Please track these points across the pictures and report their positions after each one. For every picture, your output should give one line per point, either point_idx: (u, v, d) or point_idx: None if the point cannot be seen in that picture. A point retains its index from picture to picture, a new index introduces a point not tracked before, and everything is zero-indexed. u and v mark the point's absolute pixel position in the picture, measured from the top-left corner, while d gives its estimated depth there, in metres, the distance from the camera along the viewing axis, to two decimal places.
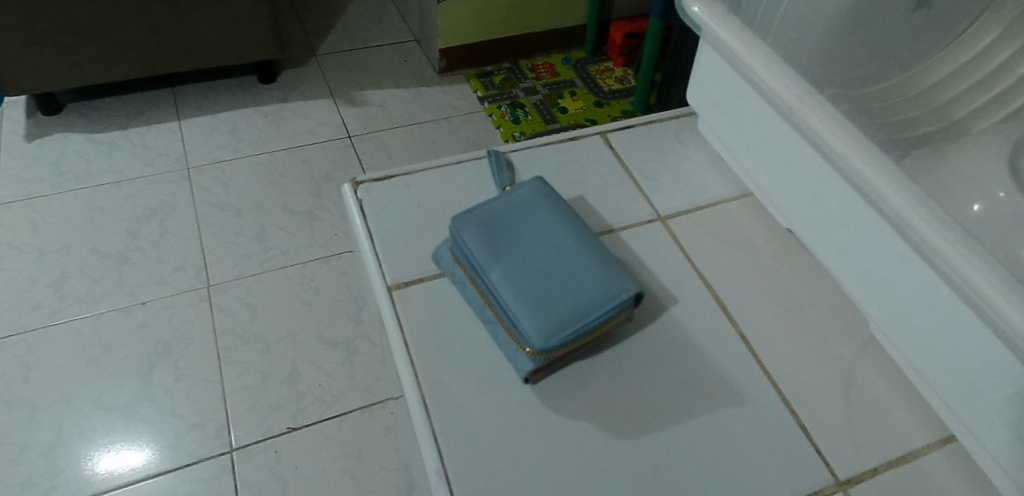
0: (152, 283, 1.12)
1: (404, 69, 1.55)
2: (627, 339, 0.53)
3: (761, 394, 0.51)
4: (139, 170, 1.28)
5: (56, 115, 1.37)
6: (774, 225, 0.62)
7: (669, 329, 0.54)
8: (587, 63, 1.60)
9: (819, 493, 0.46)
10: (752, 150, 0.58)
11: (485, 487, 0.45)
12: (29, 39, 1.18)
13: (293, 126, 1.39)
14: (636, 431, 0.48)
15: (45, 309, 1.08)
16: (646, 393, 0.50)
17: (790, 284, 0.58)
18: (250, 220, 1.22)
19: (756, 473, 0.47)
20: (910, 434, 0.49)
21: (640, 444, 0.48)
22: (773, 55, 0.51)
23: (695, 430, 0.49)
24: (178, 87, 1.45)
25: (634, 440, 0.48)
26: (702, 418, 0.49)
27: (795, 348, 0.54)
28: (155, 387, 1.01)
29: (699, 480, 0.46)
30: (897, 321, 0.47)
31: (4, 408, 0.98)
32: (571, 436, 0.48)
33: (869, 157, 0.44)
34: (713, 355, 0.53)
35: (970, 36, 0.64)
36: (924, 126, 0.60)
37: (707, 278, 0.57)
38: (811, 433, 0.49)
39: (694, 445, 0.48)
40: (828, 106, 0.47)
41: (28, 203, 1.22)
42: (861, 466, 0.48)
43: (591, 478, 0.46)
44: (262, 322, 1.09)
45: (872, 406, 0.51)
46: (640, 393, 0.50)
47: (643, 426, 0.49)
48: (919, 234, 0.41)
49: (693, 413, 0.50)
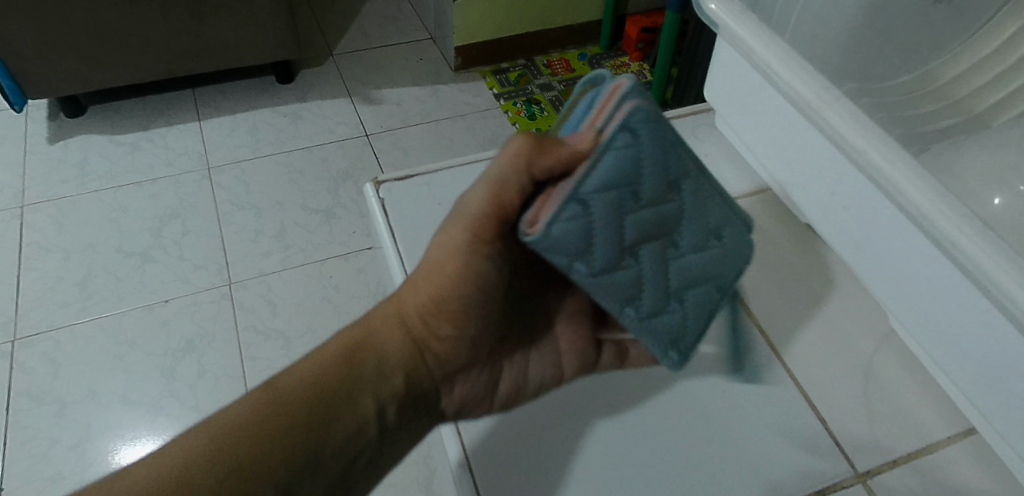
0: (175, 281, 1.14)
1: (420, 67, 1.56)
2: None
3: (781, 387, 0.51)
4: (161, 170, 1.30)
5: (80, 118, 1.40)
6: (792, 220, 0.62)
7: None
8: (603, 59, 1.60)
9: (839, 484, 0.47)
10: (770, 145, 0.58)
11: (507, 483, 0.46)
12: (55, 43, 1.21)
13: (311, 125, 1.41)
14: (661, 423, 0.49)
15: (72, 308, 1.11)
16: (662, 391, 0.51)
17: (809, 278, 0.58)
18: (270, 218, 1.24)
19: (776, 464, 0.47)
20: (932, 426, 0.50)
21: (659, 438, 0.48)
22: (790, 49, 0.51)
23: (715, 422, 0.49)
24: (198, 87, 1.47)
25: (653, 432, 0.49)
26: (722, 410, 0.50)
27: (815, 341, 0.54)
28: (179, 383, 1.03)
29: (718, 470, 0.47)
30: (918, 314, 0.47)
31: (34, 404, 1.00)
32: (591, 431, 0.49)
33: (887, 150, 0.44)
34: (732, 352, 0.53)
35: (992, 28, 0.63)
36: (938, 120, 0.61)
37: None
38: (831, 426, 0.49)
39: (716, 437, 0.49)
40: (846, 101, 0.47)
41: (54, 204, 1.25)
42: (882, 458, 0.48)
43: (612, 469, 0.47)
44: (282, 319, 1.10)
45: (894, 399, 0.51)
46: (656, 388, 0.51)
47: (659, 420, 0.49)
48: (938, 227, 0.40)
49: (714, 406, 0.50)
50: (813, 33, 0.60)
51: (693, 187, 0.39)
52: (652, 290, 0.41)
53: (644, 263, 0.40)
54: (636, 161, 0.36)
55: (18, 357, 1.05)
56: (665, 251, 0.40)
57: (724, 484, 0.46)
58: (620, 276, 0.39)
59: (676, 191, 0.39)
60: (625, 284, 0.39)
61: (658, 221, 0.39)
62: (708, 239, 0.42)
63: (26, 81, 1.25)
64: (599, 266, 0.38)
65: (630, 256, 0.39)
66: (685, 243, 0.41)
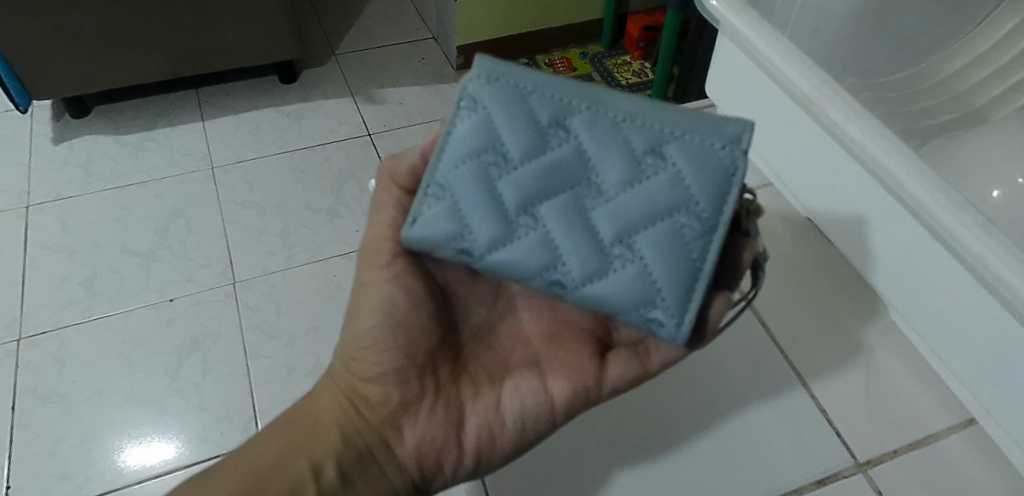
0: (179, 280, 1.15)
1: (422, 66, 1.57)
2: None
3: (787, 384, 0.54)
4: (165, 170, 1.31)
5: (84, 118, 1.40)
6: (793, 215, 0.63)
7: None
8: (604, 57, 1.61)
9: (840, 474, 0.51)
10: (771, 140, 0.58)
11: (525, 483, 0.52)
12: (59, 43, 1.22)
13: (313, 125, 1.42)
14: (676, 423, 0.53)
15: (77, 307, 1.11)
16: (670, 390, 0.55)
17: (810, 276, 0.60)
18: (274, 217, 1.25)
19: (782, 458, 0.51)
20: (933, 417, 0.53)
21: (665, 437, 0.53)
22: (791, 45, 0.52)
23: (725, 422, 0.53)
24: (201, 87, 1.48)
25: (658, 431, 0.53)
26: (732, 410, 0.54)
27: (814, 338, 0.56)
28: (184, 381, 1.03)
29: (728, 462, 0.51)
30: (918, 306, 0.48)
31: (40, 402, 1.01)
32: (598, 435, 0.53)
33: (887, 144, 0.44)
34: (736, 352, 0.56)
35: (989, 24, 0.64)
36: (937, 115, 0.62)
37: None
38: (834, 420, 0.53)
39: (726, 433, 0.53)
40: (846, 96, 0.48)
41: (59, 204, 1.25)
42: (881, 449, 0.51)
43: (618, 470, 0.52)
44: (287, 318, 1.11)
45: (893, 392, 0.54)
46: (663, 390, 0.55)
47: (669, 419, 0.53)
48: (938, 220, 0.41)
49: (724, 406, 0.54)
50: (815, 28, 0.61)
51: (583, 120, 0.45)
52: (584, 238, 0.44)
53: (550, 217, 0.45)
54: (490, 124, 0.46)
55: (24, 356, 1.06)
56: (586, 195, 0.45)
57: (732, 477, 0.51)
58: (530, 235, 0.45)
59: (562, 128, 0.46)
60: (540, 240, 0.45)
61: (551, 165, 0.45)
62: (637, 159, 0.45)
63: (31, 81, 1.26)
64: (491, 236, 0.45)
65: (528, 216, 0.45)
66: (607, 172, 0.45)
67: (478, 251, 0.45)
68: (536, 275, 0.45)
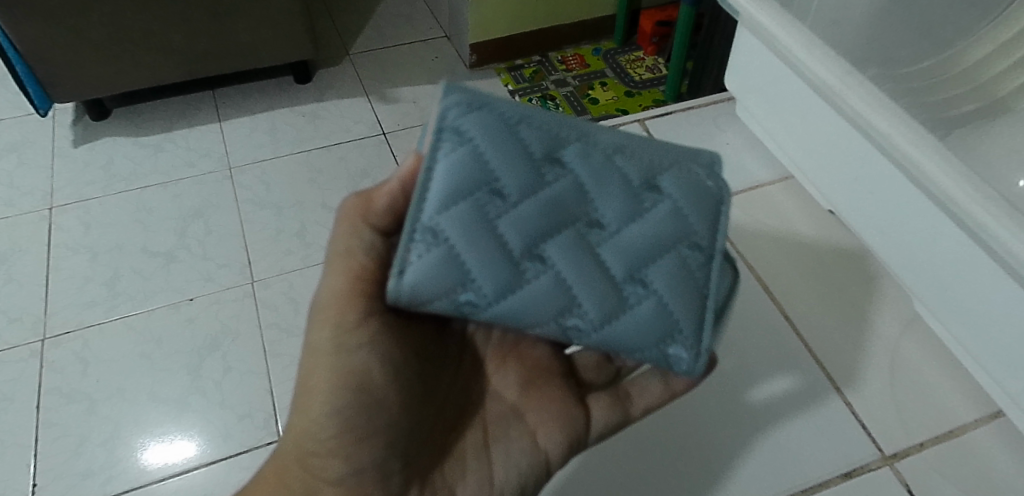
0: (199, 279, 1.16)
1: (435, 65, 1.57)
2: None
3: (817, 384, 0.58)
4: (184, 171, 1.33)
5: (104, 120, 1.42)
6: (813, 207, 0.68)
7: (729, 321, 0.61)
8: (617, 54, 1.60)
9: (868, 466, 0.54)
10: (791, 132, 0.58)
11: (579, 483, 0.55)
12: (77, 46, 1.23)
13: (329, 125, 1.43)
14: (714, 431, 0.56)
15: (100, 306, 1.13)
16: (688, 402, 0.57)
17: (838, 276, 0.64)
18: (291, 217, 1.26)
19: (812, 453, 0.54)
20: (959, 411, 0.56)
21: (693, 445, 0.56)
22: (811, 35, 0.51)
23: (761, 426, 0.56)
24: (218, 88, 1.49)
25: (690, 442, 0.56)
26: (766, 414, 0.57)
27: (836, 328, 0.60)
28: (205, 380, 1.05)
29: (759, 461, 0.54)
30: (944, 296, 0.47)
31: (64, 401, 1.03)
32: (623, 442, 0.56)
33: (912, 135, 0.44)
34: (764, 347, 0.60)
35: (1013, 13, 0.62)
36: (963, 105, 0.61)
37: (759, 272, 0.64)
38: (859, 413, 0.56)
39: (764, 442, 0.55)
40: (869, 86, 0.47)
41: (81, 205, 1.27)
42: (908, 442, 0.54)
43: (658, 483, 0.54)
44: (305, 316, 1.11)
45: (919, 386, 0.57)
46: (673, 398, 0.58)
47: (695, 422, 0.57)
48: (963, 209, 0.41)
49: (760, 411, 0.57)
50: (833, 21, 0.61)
51: (578, 153, 0.43)
52: (695, 308, 0.43)
53: (559, 258, 0.42)
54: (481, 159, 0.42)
55: (48, 356, 1.07)
56: (587, 231, 0.43)
57: (767, 476, 0.54)
58: (541, 280, 0.41)
59: (559, 163, 0.43)
60: (444, 257, 0.40)
61: (551, 203, 0.42)
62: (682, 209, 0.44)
63: (50, 84, 1.27)
64: (499, 285, 0.41)
65: (535, 261, 0.42)
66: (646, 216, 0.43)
67: (485, 303, 0.41)
68: (651, 346, 0.42)
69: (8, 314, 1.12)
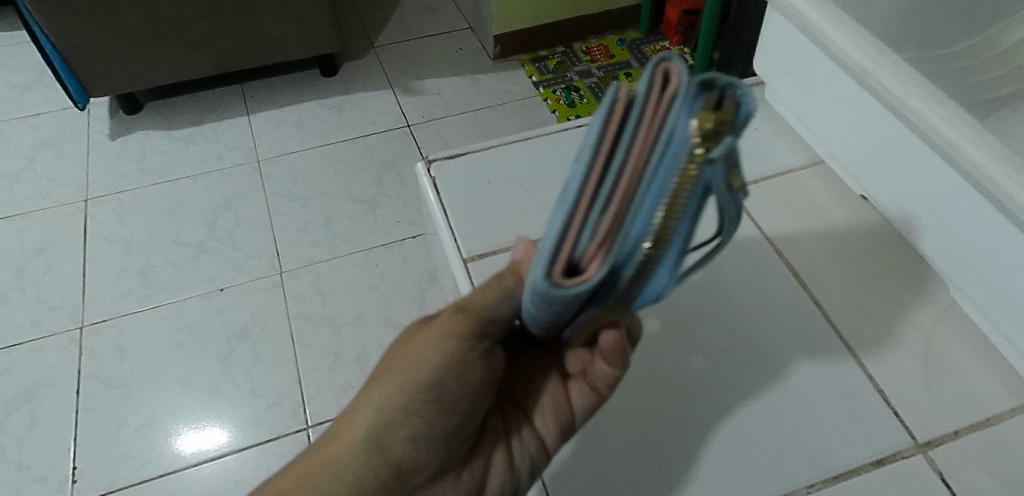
0: (229, 270, 1.18)
1: (459, 57, 1.57)
2: (721, 304, 0.54)
3: (844, 365, 0.51)
4: (213, 164, 1.35)
5: (136, 114, 1.45)
6: (845, 191, 0.62)
7: (748, 296, 0.55)
8: (642, 44, 1.59)
9: (898, 455, 0.47)
10: (822, 116, 0.57)
11: (570, 479, 0.47)
12: (110, 41, 1.25)
13: (355, 117, 1.44)
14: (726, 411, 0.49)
15: (134, 296, 1.15)
16: (697, 387, 0.50)
17: (866, 254, 0.57)
18: (318, 208, 1.27)
19: (836, 441, 0.47)
20: (996, 396, 0.49)
21: (703, 427, 0.48)
22: (844, 17, 0.50)
23: (778, 407, 0.49)
24: (246, 81, 1.51)
25: (699, 421, 0.49)
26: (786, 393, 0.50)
27: (872, 318, 0.53)
28: (235, 368, 1.07)
29: (776, 446, 0.47)
30: (982, 284, 0.46)
31: (101, 387, 1.06)
32: (630, 431, 0.48)
33: (950, 116, 0.43)
34: (786, 324, 0.53)
35: None
36: (1003, 87, 0.52)
37: (779, 246, 0.58)
38: (889, 397, 0.49)
39: (781, 426, 0.48)
40: (904, 66, 0.46)
41: (115, 197, 1.30)
42: (941, 429, 0.48)
43: (673, 471, 0.47)
44: (332, 306, 1.13)
45: (953, 370, 0.51)
46: (687, 380, 0.50)
47: (703, 407, 0.49)
48: (1003, 190, 0.39)
49: (780, 391, 0.50)
50: None
51: None
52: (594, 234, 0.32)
53: None
54: None
55: (86, 343, 1.10)
56: None
57: (785, 464, 0.46)
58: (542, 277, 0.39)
59: None
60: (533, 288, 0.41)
61: None
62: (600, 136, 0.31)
63: (85, 79, 1.30)
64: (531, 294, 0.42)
65: None
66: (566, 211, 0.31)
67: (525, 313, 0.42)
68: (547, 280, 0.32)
69: (48, 303, 1.16)
